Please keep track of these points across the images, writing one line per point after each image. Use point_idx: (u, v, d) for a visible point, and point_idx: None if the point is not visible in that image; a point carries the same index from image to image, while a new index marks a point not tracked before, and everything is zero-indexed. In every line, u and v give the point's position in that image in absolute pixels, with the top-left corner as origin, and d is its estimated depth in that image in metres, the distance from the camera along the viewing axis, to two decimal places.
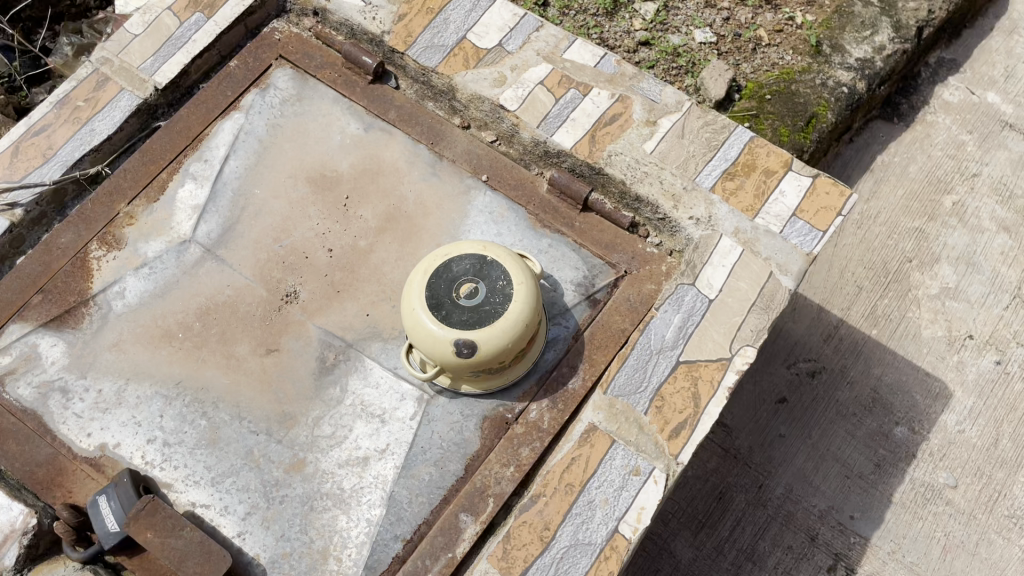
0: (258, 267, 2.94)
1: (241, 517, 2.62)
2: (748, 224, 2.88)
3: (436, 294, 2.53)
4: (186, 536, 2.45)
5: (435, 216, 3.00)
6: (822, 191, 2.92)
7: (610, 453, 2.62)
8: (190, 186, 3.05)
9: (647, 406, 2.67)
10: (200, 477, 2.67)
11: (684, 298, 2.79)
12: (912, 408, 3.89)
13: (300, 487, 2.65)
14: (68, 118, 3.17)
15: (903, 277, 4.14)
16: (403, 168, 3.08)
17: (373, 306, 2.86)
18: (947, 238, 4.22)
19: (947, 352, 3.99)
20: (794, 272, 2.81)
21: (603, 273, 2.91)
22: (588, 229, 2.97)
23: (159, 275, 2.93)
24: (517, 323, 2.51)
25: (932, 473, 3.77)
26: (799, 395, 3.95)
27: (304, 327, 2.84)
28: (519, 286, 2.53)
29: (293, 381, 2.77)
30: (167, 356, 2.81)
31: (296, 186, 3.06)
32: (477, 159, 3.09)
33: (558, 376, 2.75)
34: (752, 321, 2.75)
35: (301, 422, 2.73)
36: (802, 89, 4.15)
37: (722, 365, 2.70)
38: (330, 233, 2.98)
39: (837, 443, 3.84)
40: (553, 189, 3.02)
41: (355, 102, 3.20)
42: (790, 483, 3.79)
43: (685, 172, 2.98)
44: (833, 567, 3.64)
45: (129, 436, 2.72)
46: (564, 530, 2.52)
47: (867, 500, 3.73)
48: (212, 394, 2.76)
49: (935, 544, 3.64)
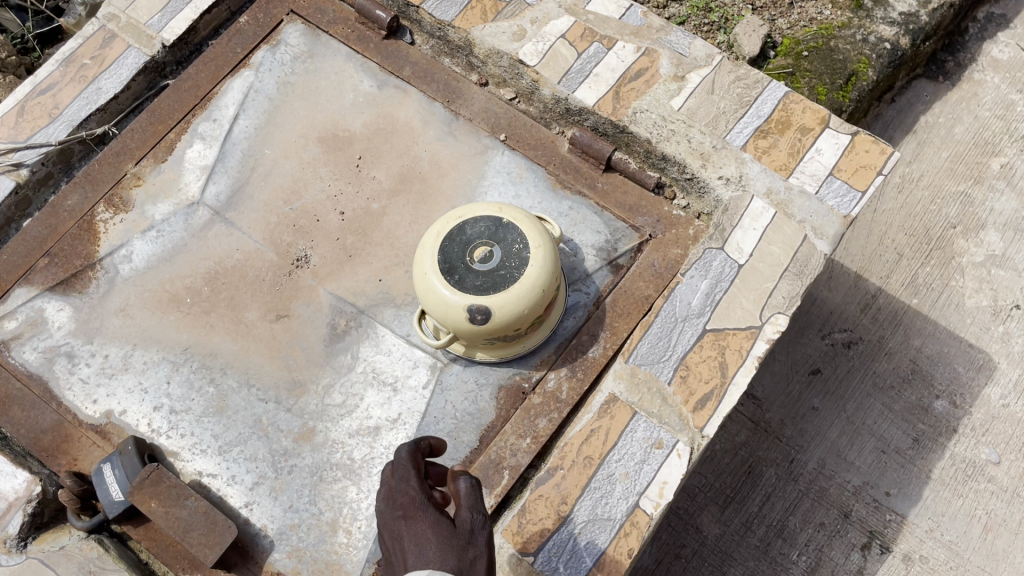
0: (269, 231, 2.84)
1: (249, 487, 2.53)
2: (782, 184, 2.72)
3: (450, 257, 2.45)
4: (191, 506, 2.38)
5: (451, 177, 2.88)
6: (861, 148, 2.75)
7: (631, 426, 2.49)
8: (199, 147, 2.95)
9: (671, 376, 2.53)
10: (207, 446, 2.58)
11: (712, 262, 2.65)
12: (953, 380, 3.71)
13: (310, 456, 2.56)
14: (74, 76, 3.05)
15: (946, 244, 3.95)
16: (418, 127, 2.96)
17: (386, 271, 2.77)
18: (994, 203, 4.01)
19: (992, 323, 3.80)
20: (830, 236, 2.65)
21: (626, 236, 2.78)
22: (611, 190, 2.83)
23: (167, 238, 2.84)
24: (534, 288, 2.42)
25: (974, 449, 3.60)
26: (834, 366, 3.78)
27: (315, 292, 2.75)
28: (536, 250, 2.45)
29: (303, 349, 2.68)
30: (175, 322, 2.74)
31: (308, 147, 2.95)
32: (495, 118, 2.95)
33: (578, 344, 2.63)
34: (784, 287, 2.60)
35: (311, 390, 2.63)
36: (841, 45, 3.94)
37: (751, 333, 2.56)
38: (342, 195, 2.88)
39: (874, 417, 3.68)
40: (574, 149, 2.88)
41: (368, 59, 3.07)
42: (823, 458, 3.64)
43: (715, 130, 2.82)
44: (867, 545, 3.49)
45: (135, 403, 2.64)
46: (583, 505, 2.40)
47: (905, 477, 3.57)
48: (220, 359, 2.68)
49: (976, 522, 3.48)
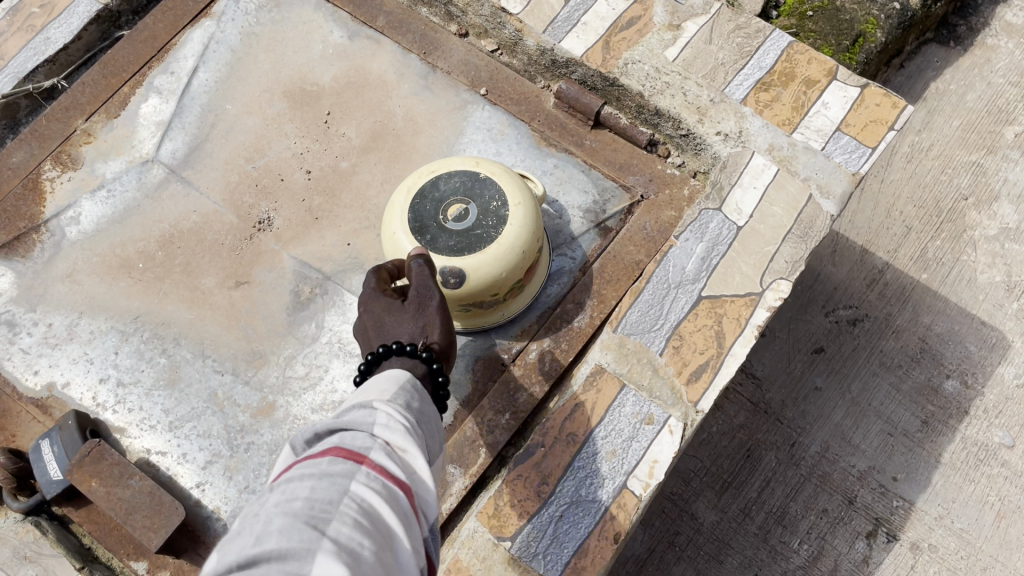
0: (228, 191, 2.62)
1: (201, 467, 2.31)
2: (785, 139, 2.50)
3: (421, 216, 2.22)
4: (134, 487, 2.17)
5: (426, 134, 2.66)
6: (871, 102, 2.53)
7: (619, 400, 2.28)
8: (154, 101, 2.73)
9: (663, 346, 2.31)
10: (157, 422, 2.36)
11: (709, 224, 2.43)
12: (964, 360, 3.50)
13: (269, 434, 2.34)
14: (21, 26, 2.84)
15: (958, 216, 3.73)
16: (391, 80, 2.74)
17: (355, 235, 2.54)
18: (1008, 173, 3.79)
19: (1005, 300, 3.59)
20: (837, 196, 2.42)
21: (616, 197, 2.57)
22: (600, 148, 2.62)
23: (118, 198, 2.62)
24: (513, 249, 2.20)
25: (986, 432, 3.38)
26: (838, 345, 3.57)
27: (278, 257, 2.54)
28: (515, 208, 2.22)
29: (264, 317, 2.47)
30: (125, 288, 2.52)
31: (272, 102, 2.73)
32: (475, 71, 2.73)
33: (562, 313, 2.42)
34: (787, 251, 2.38)
35: (271, 361, 2.42)
36: (848, 5, 3.71)
37: (751, 301, 2.34)
38: (309, 152, 2.66)
39: (880, 399, 3.46)
40: (560, 104, 2.66)
41: (338, 8, 2.87)
42: (826, 441, 3.41)
43: (714, 81, 2.59)
44: (872, 532, 3.27)
45: (79, 375, 2.42)
46: (566, 486, 2.18)
47: (913, 461, 3.35)
48: (173, 329, 2.46)
49: (989, 509, 3.25)
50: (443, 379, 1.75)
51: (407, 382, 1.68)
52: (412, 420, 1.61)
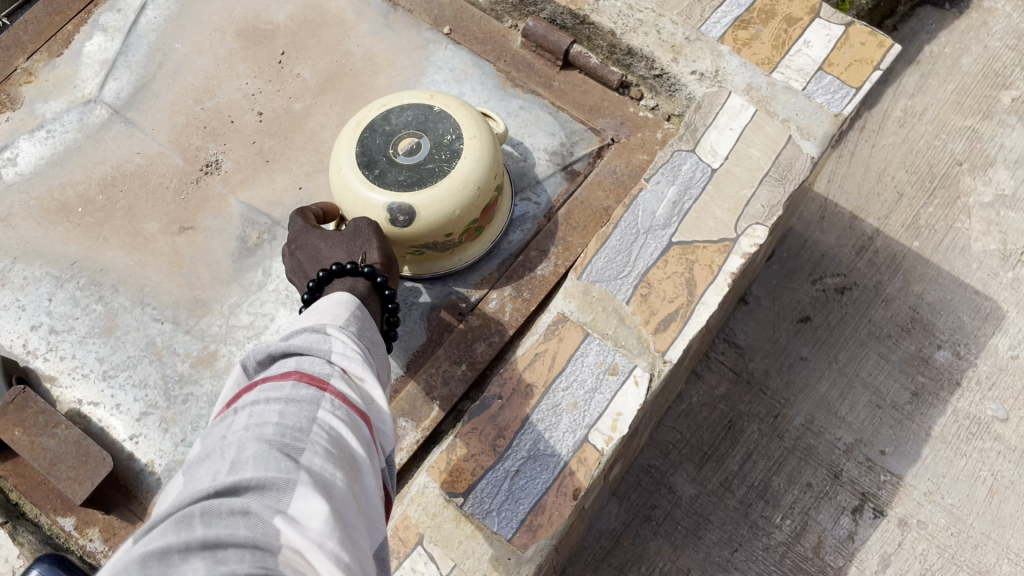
0: (175, 133, 2.48)
1: (136, 418, 2.17)
2: (763, 79, 2.35)
3: (370, 150, 2.06)
4: (60, 436, 2.01)
5: (385, 75, 2.53)
6: (856, 41, 2.39)
7: (582, 349, 2.13)
8: (99, 40, 2.61)
9: (630, 294, 2.16)
10: (90, 370, 2.22)
11: (681, 167, 2.27)
12: (957, 330, 3.09)
13: (208, 384, 2.19)
14: None
15: (951, 182, 3.36)
16: (350, 19, 2.63)
17: (306, 178, 2.39)
18: (1004, 139, 3.43)
19: (1001, 269, 3.20)
20: (819, 137, 2.27)
21: (585, 139, 2.45)
22: (569, 89, 2.51)
23: (59, 139, 2.48)
24: (467, 185, 2.04)
25: (978, 404, 2.95)
26: (825, 314, 3.15)
27: (225, 202, 2.39)
28: (471, 141, 2.06)
29: (208, 264, 2.32)
30: (63, 233, 2.37)
31: (224, 41, 2.61)
32: (438, 11, 2.63)
33: (525, 261, 2.27)
34: (764, 195, 2.23)
35: (214, 310, 2.27)
36: None
37: (724, 247, 2.19)
38: (260, 93, 2.52)
39: (868, 368, 3.03)
40: (528, 43, 2.56)
41: None
42: (811, 412, 2.98)
43: (689, 20, 2.46)
44: (858, 509, 2.82)
45: (10, 321, 2.28)
46: (523, 440, 2.02)
47: (902, 433, 2.92)
48: (111, 276, 2.31)
49: (981, 484, 2.82)
50: (390, 293, 1.70)
51: (355, 308, 1.51)
52: (363, 346, 1.45)
